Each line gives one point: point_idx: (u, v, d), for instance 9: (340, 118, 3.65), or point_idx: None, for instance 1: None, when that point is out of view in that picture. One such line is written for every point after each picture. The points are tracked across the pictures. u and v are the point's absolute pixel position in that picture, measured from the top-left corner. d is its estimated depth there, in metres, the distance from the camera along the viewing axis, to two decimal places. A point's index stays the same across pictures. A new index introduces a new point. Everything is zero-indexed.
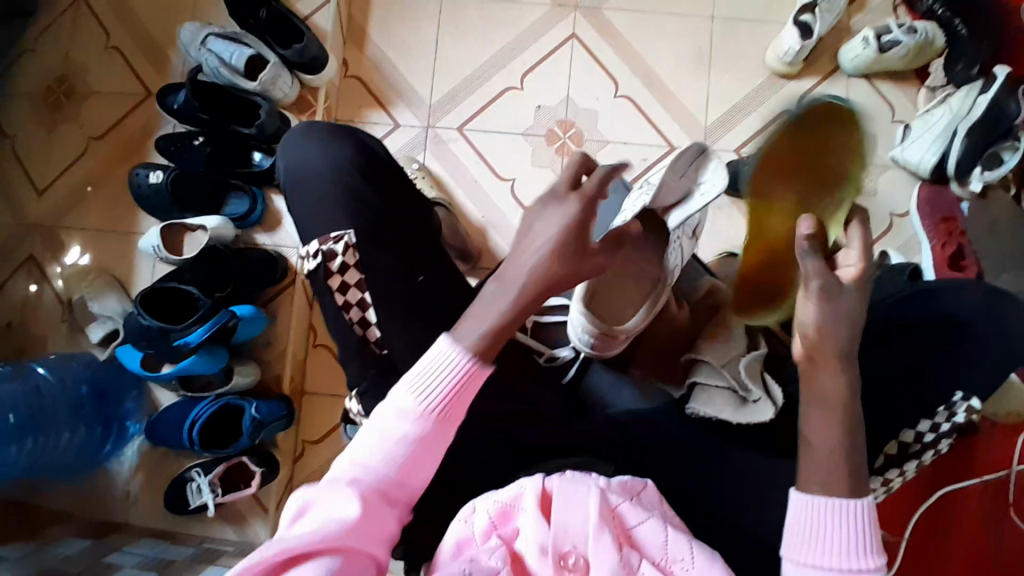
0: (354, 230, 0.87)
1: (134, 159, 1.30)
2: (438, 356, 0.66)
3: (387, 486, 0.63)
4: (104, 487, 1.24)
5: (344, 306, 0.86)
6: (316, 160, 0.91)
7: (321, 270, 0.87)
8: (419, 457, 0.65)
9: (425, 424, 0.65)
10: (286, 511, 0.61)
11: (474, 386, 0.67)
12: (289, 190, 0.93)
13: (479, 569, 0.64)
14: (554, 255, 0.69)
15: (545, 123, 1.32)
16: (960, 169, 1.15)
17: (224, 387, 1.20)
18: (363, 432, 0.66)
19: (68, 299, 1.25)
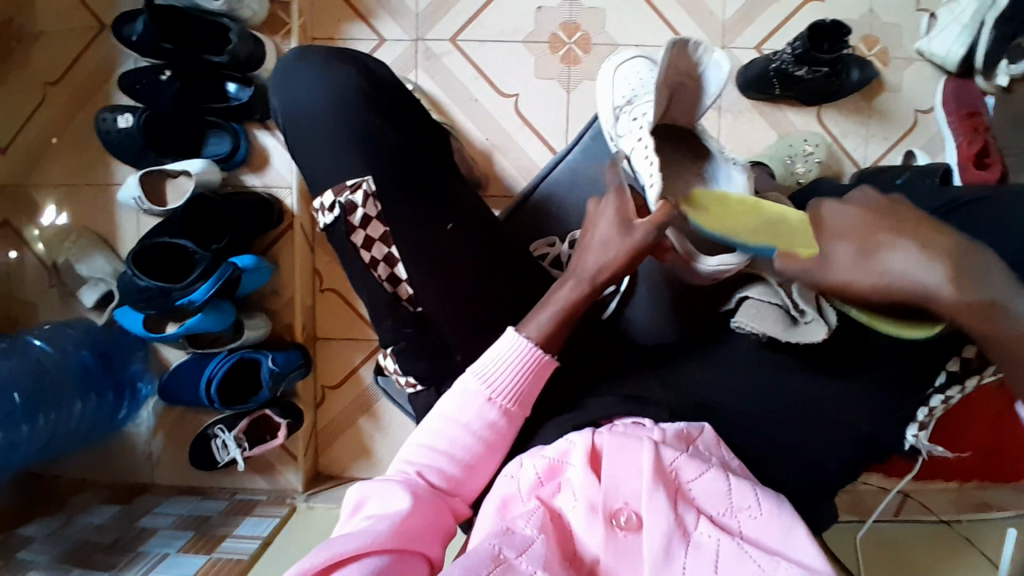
0: (373, 175, 0.71)
1: (97, 100, 1.18)
2: (505, 345, 0.70)
3: (450, 480, 0.67)
4: (127, 449, 1.24)
5: (371, 263, 0.73)
6: (313, 94, 0.73)
7: (342, 225, 0.71)
8: (484, 452, 0.69)
9: (492, 410, 0.68)
10: (345, 505, 0.65)
11: (543, 376, 0.71)
12: (288, 136, 0.76)
13: (518, 535, 0.60)
14: (612, 244, 0.71)
15: (548, 27, 1.21)
16: (986, 62, 1.08)
17: (235, 341, 1.15)
18: (428, 422, 0.69)
19: (53, 262, 1.19)
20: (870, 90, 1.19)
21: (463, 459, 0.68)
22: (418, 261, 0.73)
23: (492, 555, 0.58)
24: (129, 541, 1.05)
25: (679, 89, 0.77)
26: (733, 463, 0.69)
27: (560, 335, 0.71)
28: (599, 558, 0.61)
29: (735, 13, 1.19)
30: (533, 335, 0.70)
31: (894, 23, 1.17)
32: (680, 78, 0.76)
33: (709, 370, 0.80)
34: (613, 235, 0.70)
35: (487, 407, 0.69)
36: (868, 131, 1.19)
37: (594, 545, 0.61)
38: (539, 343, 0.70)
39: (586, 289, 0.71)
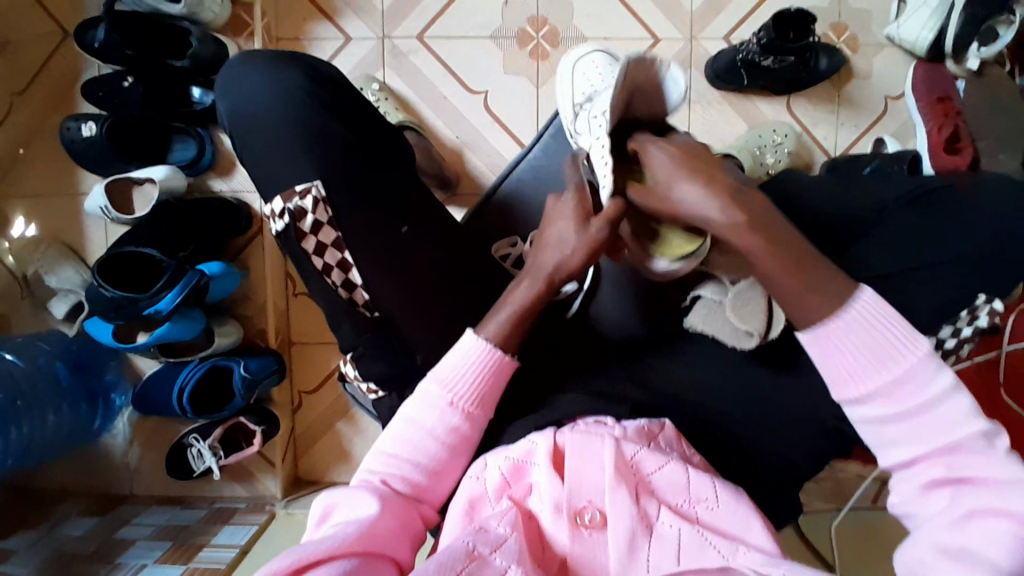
0: (321, 182, 0.70)
1: (62, 109, 1.17)
2: (464, 347, 0.69)
3: (415, 486, 0.66)
4: (104, 460, 1.23)
5: (324, 269, 0.72)
6: (265, 99, 0.72)
7: (291, 232, 0.71)
8: (447, 456, 0.68)
9: (454, 413, 0.68)
10: (311, 516, 0.63)
11: (504, 377, 0.70)
12: (238, 143, 0.74)
13: (489, 536, 0.58)
14: (572, 242, 0.69)
15: (516, 22, 1.19)
16: (955, 47, 1.07)
17: (207, 349, 1.14)
18: (392, 427, 0.69)
19: (22, 274, 1.16)
20: (841, 77, 1.18)
21: (428, 465, 0.67)
22: (374, 264, 0.73)
23: (464, 551, 0.56)
24: (106, 551, 1.05)
25: (637, 92, 0.68)
26: (695, 457, 0.69)
27: (518, 334, 0.70)
28: (568, 554, 0.60)
29: (704, 2, 1.18)
30: (492, 336, 0.70)
31: (865, 9, 1.16)
32: (638, 85, 0.67)
33: (671, 364, 0.81)
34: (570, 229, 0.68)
35: (449, 410, 0.68)
36: (840, 119, 1.18)
37: (562, 542, 0.60)
38: (498, 343, 0.69)
39: (543, 286, 0.70)
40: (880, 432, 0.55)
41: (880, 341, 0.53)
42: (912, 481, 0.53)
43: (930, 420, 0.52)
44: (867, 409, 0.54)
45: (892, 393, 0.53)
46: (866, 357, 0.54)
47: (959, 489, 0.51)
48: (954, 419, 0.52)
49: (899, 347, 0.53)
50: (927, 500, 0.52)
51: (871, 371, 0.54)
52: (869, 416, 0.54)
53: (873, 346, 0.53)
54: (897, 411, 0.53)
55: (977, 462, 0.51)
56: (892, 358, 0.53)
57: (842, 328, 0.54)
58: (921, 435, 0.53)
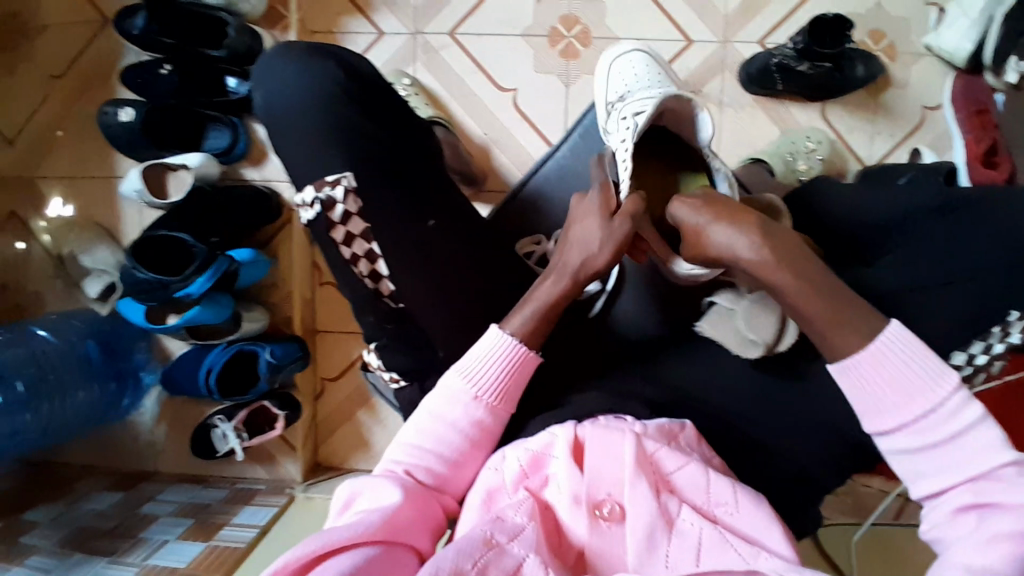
0: (352, 173, 0.71)
1: (102, 94, 1.20)
2: (487, 341, 0.70)
3: (434, 475, 0.68)
4: (131, 437, 1.26)
5: (352, 259, 0.73)
6: (301, 91, 0.73)
7: (320, 221, 0.72)
8: (467, 449, 0.69)
9: (476, 405, 0.69)
10: (334, 501, 0.64)
11: (527, 372, 0.71)
12: (273, 134, 0.76)
13: (508, 525, 0.60)
14: (596, 240, 0.70)
15: (548, 20, 1.20)
16: (994, 59, 1.05)
17: (233, 333, 1.16)
18: (416, 417, 0.70)
19: (58, 253, 1.20)
20: (876, 86, 1.16)
21: (451, 457, 0.68)
22: (401, 259, 0.74)
23: (483, 539, 0.57)
24: (130, 526, 1.08)
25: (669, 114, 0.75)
26: (714, 459, 0.70)
27: (543, 330, 0.71)
28: (585, 546, 0.62)
29: (739, 6, 1.17)
30: (516, 330, 0.71)
31: (903, 17, 1.14)
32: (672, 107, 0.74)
33: (691, 368, 0.81)
34: (596, 227, 0.69)
35: (472, 403, 0.69)
36: (873, 128, 1.17)
37: (580, 534, 0.62)
38: (522, 338, 0.71)
39: (567, 284, 0.71)
40: (910, 461, 0.57)
41: (911, 371, 0.57)
42: (943, 507, 0.55)
43: (957, 446, 0.55)
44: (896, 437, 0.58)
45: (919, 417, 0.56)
46: (896, 386, 0.57)
47: (983, 514, 0.53)
48: (979, 447, 0.55)
49: (929, 375, 0.57)
50: (955, 524, 0.54)
51: (909, 408, 0.57)
52: (898, 443, 0.57)
53: (903, 373, 0.57)
54: (926, 438, 0.56)
55: (1002, 487, 0.53)
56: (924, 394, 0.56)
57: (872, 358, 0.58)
58: (953, 466, 0.55)
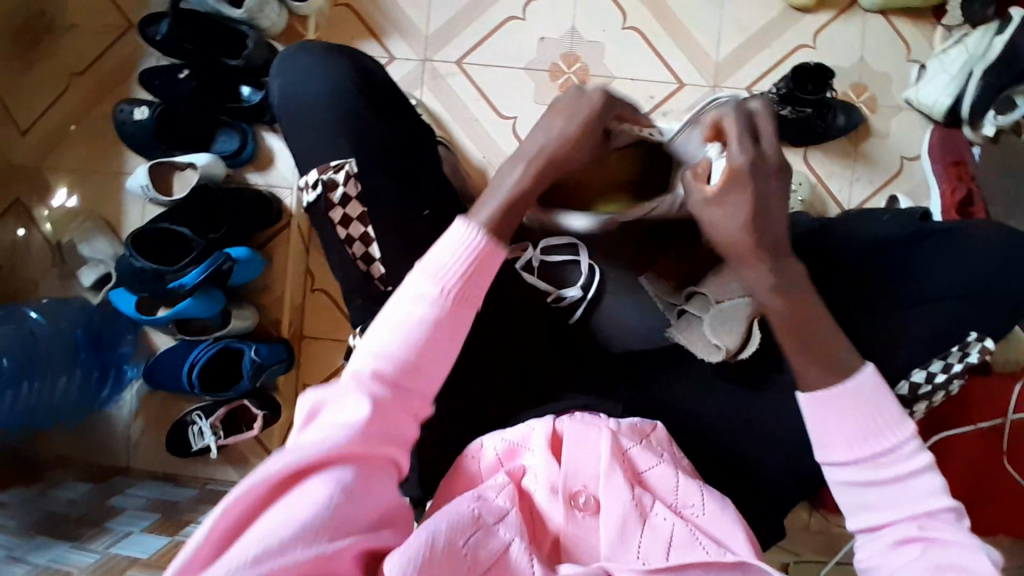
0: (356, 158, 0.76)
1: (120, 95, 1.25)
2: (455, 234, 0.65)
3: (400, 378, 0.61)
4: (107, 430, 1.26)
5: (346, 241, 0.76)
6: (317, 85, 0.79)
7: (322, 202, 0.76)
8: (433, 348, 0.63)
9: (443, 303, 0.63)
10: (295, 415, 0.57)
11: (492, 266, 0.66)
12: (286, 124, 0.80)
13: (491, 506, 0.60)
14: (576, 136, 0.71)
15: (549, 55, 1.27)
16: (972, 113, 1.11)
17: (220, 330, 1.18)
18: (376, 322, 0.63)
19: (58, 241, 1.24)
20: (858, 135, 1.21)
21: (415, 355, 0.62)
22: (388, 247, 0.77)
23: (470, 514, 0.57)
24: (98, 515, 1.07)
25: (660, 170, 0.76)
26: (682, 461, 0.71)
27: (510, 225, 0.68)
28: (560, 533, 0.62)
29: (730, 53, 1.24)
30: (484, 224, 0.66)
31: (884, 71, 1.21)
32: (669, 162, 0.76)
33: (665, 377, 0.82)
34: (576, 121, 0.71)
35: (436, 297, 0.63)
36: (853, 174, 1.21)
37: (555, 521, 0.62)
38: (487, 229, 0.66)
39: (539, 169, 0.70)
40: (860, 492, 0.63)
41: (877, 413, 0.63)
42: (884, 539, 0.61)
43: (903, 487, 0.62)
44: (844, 470, 0.64)
45: (877, 457, 0.62)
46: (858, 421, 0.63)
47: (927, 547, 0.59)
48: (927, 490, 0.62)
49: (891, 423, 0.63)
50: (897, 553, 0.60)
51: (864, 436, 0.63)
52: (846, 476, 0.63)
53: (868, 414, 0.63)
54: (876, 475, 0.62)
55: (933, 531, 0.60)
56: (885, 435, 0.63)
57: (842, 395, 0.64)
58: (898, 501, 0.62)
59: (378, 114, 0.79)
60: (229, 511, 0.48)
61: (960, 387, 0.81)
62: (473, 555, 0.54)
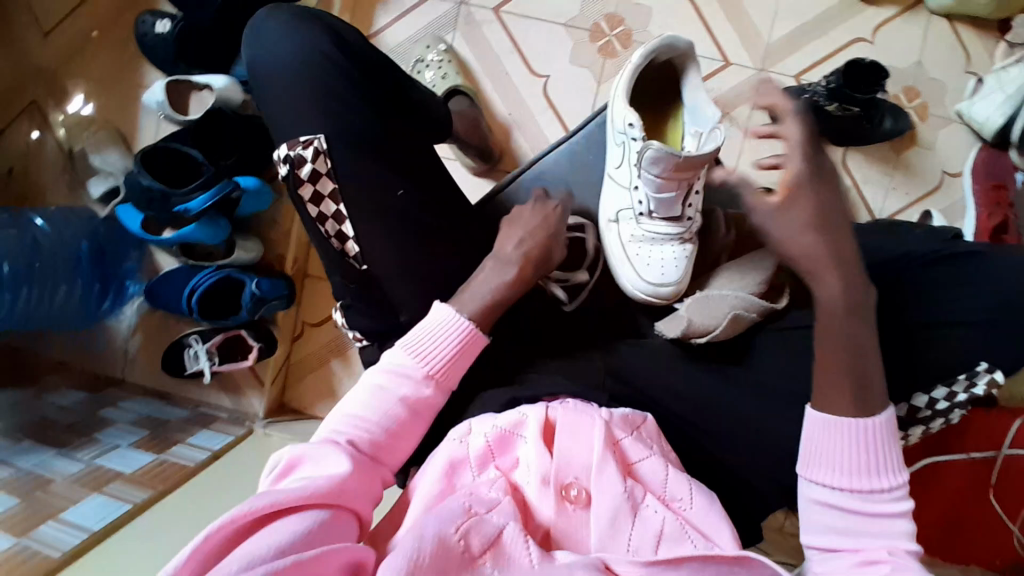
0: (325, 135, 0.73)
1: (145, 3, 1.22)
2: (435, 320, 0.68)
3: (377, 442, 0.62)
4: (106, 341, 1.27)
5: (319, 218, 0.75)
6: (295, 51, 0.75)
7: (291, 180, 0.74)
8: (413, 420, 0.65)
9: (425, 388, 0.65)
10: (271, 468, 0.59)
11: (472, 354, 0.69)
12: (261, 93, 0.78)
13: (480, 499, 0.59)
14: (534, 239, 0.76)
15: (591, 16, 1.20)
16: (1023, 136, 1.04)
17: (226, 259, 1.18)
18: (354, 390, 0.65)
19: (70, 149, 1.22)
20: (902, 141, 1.16)
21: (392, 424, 0.63)
22: (391, 213, 0.75)
23: (462, 508, 0.57)
24: (88, 425, 1.09)
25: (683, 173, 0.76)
26: (670, 455, 0.70)
27: (493, 313, 0.71)
28: (552, 527, 0.61)
29: (781, 38, 1.17)
30: (467, 312, 0.69)
31: (939, 79, 1.14)
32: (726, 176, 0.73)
33: None
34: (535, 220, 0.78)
35: (416, 380, 0.65)
36: (890, 183, 1.16)
37: (546, 514, 0.61)
38: (470, 320, 0.69)
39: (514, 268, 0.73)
40: (831, 512, 0.59)
41: (885, 450, 0.59)
42: (848, 562, 0.57)
43: (879, 516, 0.58)
44: (826, 489, 0.59)
45: (862, 482, 0.58)
46: (864, 453, 0.59)
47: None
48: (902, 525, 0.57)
49: (884, 448, 0.59)
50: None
51: (853, 455, 0.59)
52: (826, 496, 0.59)
53: (874, 449, 0.59)
54: (857, 501, 0.58)
55: (903, 560, 0.56)
56: (874, 461, 0.59)
57: (860, 425, 0.59)
58: (868, 526, 0.57)
59: (359, 91, 0.75)
60: (210, 538, 0.49)
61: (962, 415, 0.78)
62: (467, 544, 0.54)
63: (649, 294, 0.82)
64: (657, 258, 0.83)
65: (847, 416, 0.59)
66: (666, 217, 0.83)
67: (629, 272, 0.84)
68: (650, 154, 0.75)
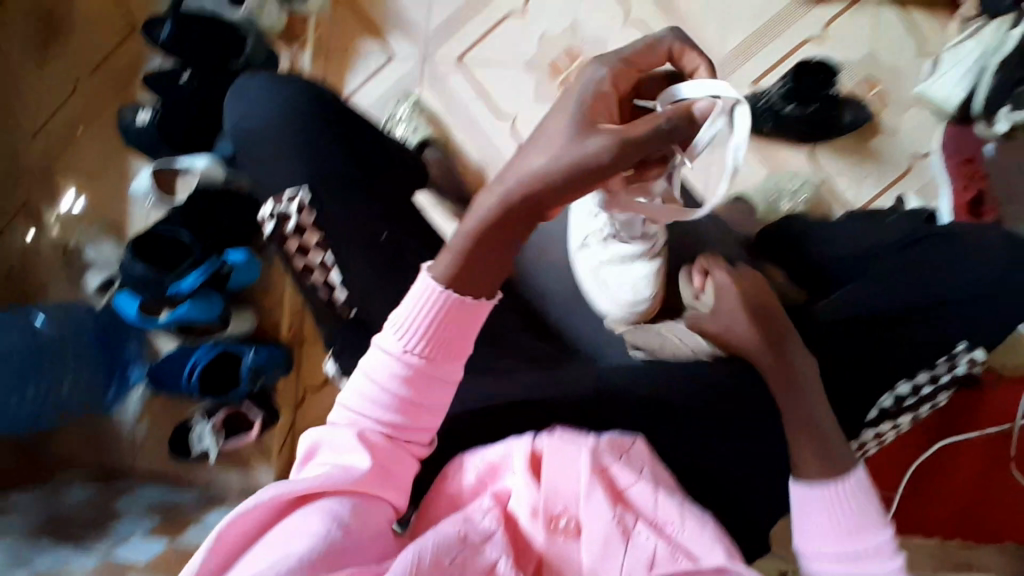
0: (307, 187, 0.75)
1: (123, 96, 1.27)
2: (417, 285, 0.59)
3: (390, 423, 0.60)
4: (115, 429, 1.26)
5: (305, 269, 0.78)
6: (262, 107, 0.78)
7: (277, 234, 0.76)
8: (416, 392, 0.60)
9: (413, 360, 0.59)
10: (298, 451, 0.62)
11: (468, 317, 0.59)
12: (236, 151, 0.80)
13: (475, 529, 0.60)
14: (551, 145, 0.50)
15: (549, 54, 1.24)
16: (986, 108, 1.06)
17: (221, 334, 1.19)
18: (353, 375, 0.62)
19: (65, 245, 1.25)
20: (864, 132, 1.18)
21: (399, 404, 0.60)
22: (369, 264, 0.77)
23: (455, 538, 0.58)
24: (101, 518, 1.08)
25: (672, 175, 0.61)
26: (665, 475, 0.69)
27: (479, 269, 0.56)
28: (543, 558, 0.62)
29: (735, 48, 1.21)
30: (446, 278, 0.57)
31: (896, 66, 1.17)
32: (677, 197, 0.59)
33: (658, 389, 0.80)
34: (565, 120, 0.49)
35: (401, 357, 0.59)
36: (861, 173, 1.18)
37: (538, 545, 0.62)
38: (452, 284, 0.57)
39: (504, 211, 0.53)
40: (834, 573, 0.63)
41: (862, 512, 0.64)
42: None
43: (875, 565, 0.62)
44: (825, 559, 0.64)
45: (853, 542, 0.63)
46: (846, 511, 0.64)
47: None
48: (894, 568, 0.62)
49: (864, 515, 0.64)
50: None
51: (840, 525, 0.64)
52: (825, 564, 0.64)
53: (850, 506, 0.64)
54: (852, 560, 0.63)
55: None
56: (859, 526, 0.64)
57: (833, 488, 0.65)
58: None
59: (334, 140, 0.78)
60: (227, 535, 0.54)
61: (947, 398, 0.85)
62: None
63: (628, 314, 0.90)
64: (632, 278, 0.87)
65: (814, 486, 0.65)
66: (631, 236, 0.86)
67: (606, 297, 0.91)
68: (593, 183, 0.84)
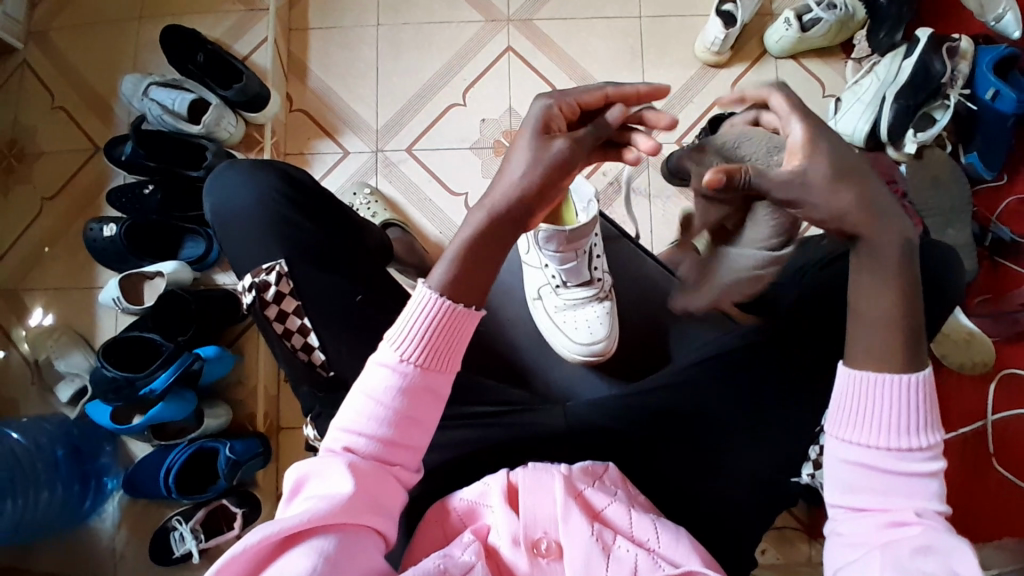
0: (286, 259, 0.82)
1: (89, 213, 1.33)
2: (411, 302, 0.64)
3: (383, 447, 0.62)
4: (89, 546, 1.21)
5: (285, 334, 0.81)
6: (238, 195, 0.86)
7: (257, 303, 0.81)
8: (409, 409, 0.63)
9: (409, 375, 0.63)
10: (286, 485, 0.62)
11: (459, 328, 0.64)
12: (222, 235, 0.87)
13: (455, 563, 0.61)
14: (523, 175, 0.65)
15: (491, 135, 1.35)
16: (892, 133, 1.17)
17: (195, 431, 1.19)
18: (350, 395, 0.64)
19: (35, 360, 1.27)
20: None
21: (394, 423, 0.62)
22: (328, 327, 0.81)
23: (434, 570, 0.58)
24: None
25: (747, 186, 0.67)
26: (640, 498, 0.71)
27: (473, 268, 0.65)
28: None
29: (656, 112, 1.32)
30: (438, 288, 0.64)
31: None
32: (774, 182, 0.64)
33: (623, 416, 0.81)
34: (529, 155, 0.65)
35: (400, 369, 0.63)
36: None
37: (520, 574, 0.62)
38: (447, 292, 0.64)
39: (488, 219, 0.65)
40: (856, 475, 0.60)
41: (917, 413, 0.60)
42: (871, 522, 0.59)
43: (907, 480, 0.59)
44: (857, 452, 0.61)
45: (893, 450, 0.59)
46: (900, 414, 0.60)
47: (922, 540, 0.56)
48: (921, 488, 0.59)
49: (915, 428, 0.60)
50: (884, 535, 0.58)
51: (883, 428, 0.60)
52: (854, 459, 0.61)
53: (911, 407, 0.60)
54: (884, 465, 0.59)
55: (930, 521, 0.58)
56: (906, 435, 0.59)
57: (892, 383, 0.60)
58: (896, 487, 0.59)
59: (308, 215, 0.85)
60: None
61: None
62: None
63: (586, 354, 0.94)
64: (585, 320, 0.94)
65: (884, 380, 0.60)
66: (579, 282, 0.93)
67: (563, 339, 0.95)
68: (542, 234, 0.85)
